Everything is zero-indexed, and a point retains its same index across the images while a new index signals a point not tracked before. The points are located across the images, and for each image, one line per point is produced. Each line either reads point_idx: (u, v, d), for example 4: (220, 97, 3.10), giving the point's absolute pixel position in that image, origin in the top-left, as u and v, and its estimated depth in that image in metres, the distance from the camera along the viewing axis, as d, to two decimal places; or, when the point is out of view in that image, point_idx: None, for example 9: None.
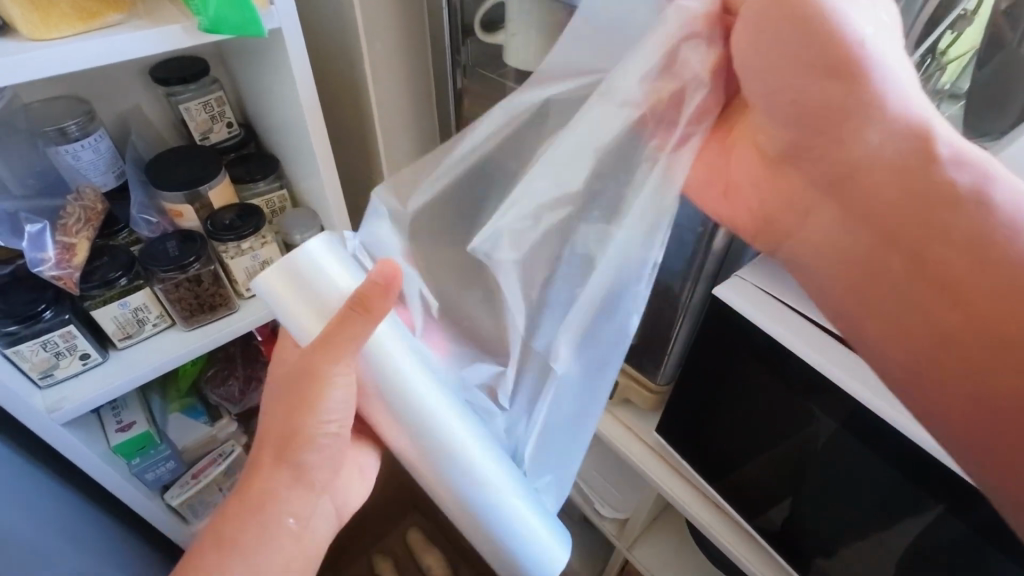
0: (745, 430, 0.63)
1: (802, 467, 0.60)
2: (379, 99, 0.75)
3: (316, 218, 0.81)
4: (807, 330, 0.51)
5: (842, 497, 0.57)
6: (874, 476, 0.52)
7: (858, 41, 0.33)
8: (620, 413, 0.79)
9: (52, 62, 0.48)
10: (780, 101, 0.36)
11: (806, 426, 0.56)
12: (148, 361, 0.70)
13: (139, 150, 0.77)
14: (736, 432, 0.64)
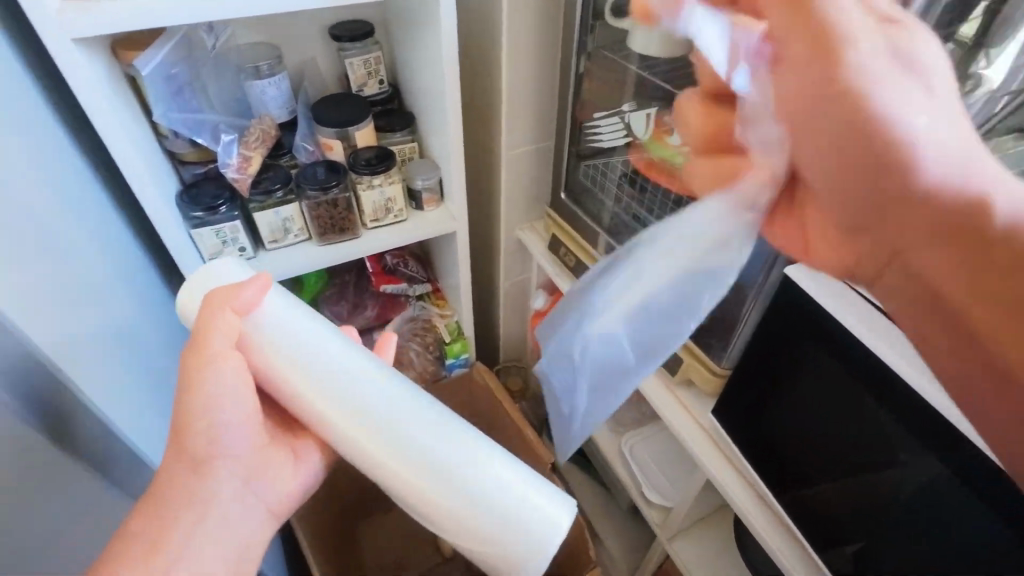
0: (807, 427, 0.64)
1: (857, 468, 0.59)
2: (509, 70, 0.84)
3: (436, 169, 0.92)
4: (880, 323, 0.52)
5: (901, 508, 0.56)
6: (940, 490, 0.51)
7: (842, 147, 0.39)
8: (682, 395, 0.81)
9: (267, 5, 0.62)
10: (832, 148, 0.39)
11: (869, 429, 0.56)
12: (286, 264, 0.84)
13: (308, 93, 0.92)
14: (797, 427, 0.65)
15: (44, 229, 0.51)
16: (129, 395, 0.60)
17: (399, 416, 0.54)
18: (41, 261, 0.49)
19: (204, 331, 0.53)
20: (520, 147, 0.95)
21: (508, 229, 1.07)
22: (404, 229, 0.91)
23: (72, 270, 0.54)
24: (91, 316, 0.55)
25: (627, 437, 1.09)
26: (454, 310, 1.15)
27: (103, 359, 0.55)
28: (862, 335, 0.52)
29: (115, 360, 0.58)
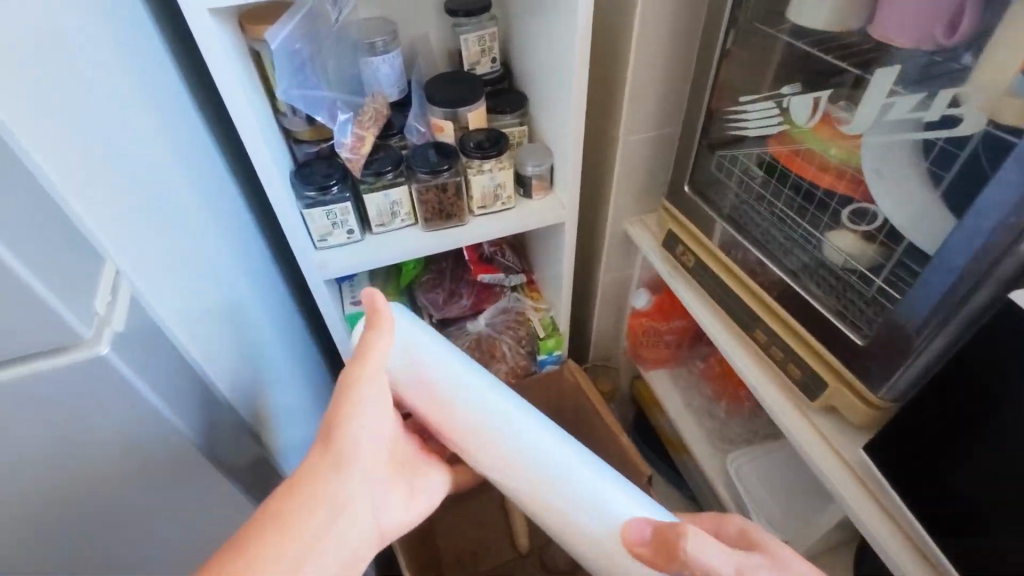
0: (1000, 483, 0.52)
1: None
2: (640, 48, 0.76)
3: (548, 154, 0.86)
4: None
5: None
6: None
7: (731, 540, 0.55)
8: (819, 421, 0.71)
9: None
10: None
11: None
12: (390, 248, 0.82)
13: (420, 72, 0.89)
14: (986, 479, 0.54)
15: (179, 210, 0.50)
16: (255, 380, 0.60)
17: (546, 455, 0.58)
18: (178, 245, 0.48)
19: (370, 347, 0.57)
20: (639, 134, 0.87)
21: (615, 222, 1.00)
22: (511, 218, 0.86)
23: (202, 252, 0.53)
24: (218, 299, 0.54)
25: (732, 455, 1.00)
26: (549, 304, 1.10)
27: (228, 341, 0.54)
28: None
29: (239, 343, 0.57)
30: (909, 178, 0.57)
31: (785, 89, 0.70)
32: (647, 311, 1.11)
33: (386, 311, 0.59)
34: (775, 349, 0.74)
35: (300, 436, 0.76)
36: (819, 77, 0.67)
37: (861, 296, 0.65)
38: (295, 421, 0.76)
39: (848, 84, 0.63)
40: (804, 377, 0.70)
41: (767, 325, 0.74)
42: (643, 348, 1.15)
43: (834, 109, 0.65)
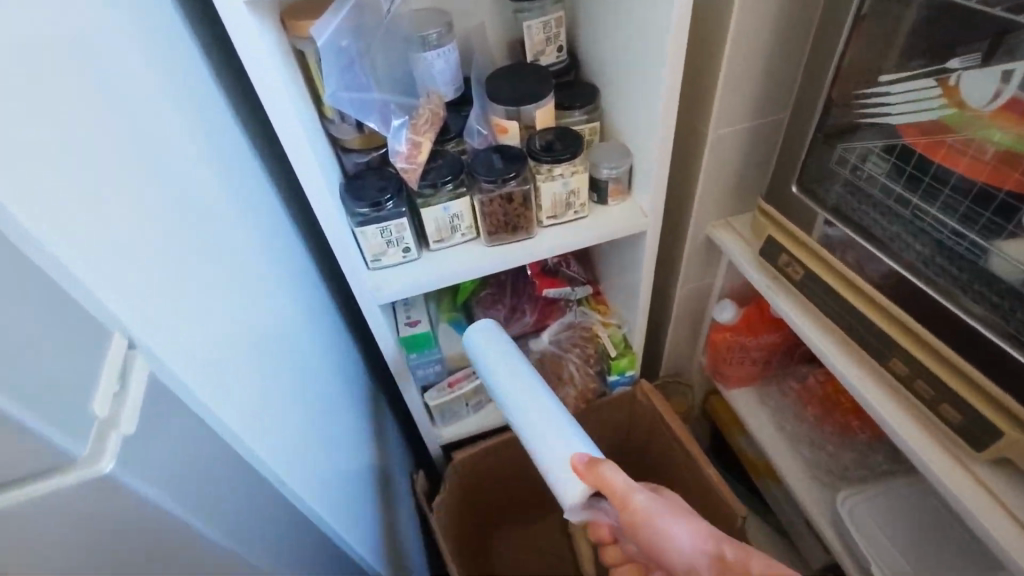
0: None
1: None
2: (741, 23, 0.64)
3: (627, 153, 0.74)
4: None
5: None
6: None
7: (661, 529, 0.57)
8: (985, 474, 0.59)
9: None
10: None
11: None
12: (451, 268, 0.72)
13: (477, 66, 0.79)
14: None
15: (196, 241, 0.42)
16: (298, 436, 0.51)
17: (560, 426, 0.71)
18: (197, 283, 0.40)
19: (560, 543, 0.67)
20: (732, 126, 0.75)
21: (699, 228, 0.88)
22: (585, 229, 0.75)
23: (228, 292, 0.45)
24: (248, 346, 0.47)
25: (843, 494, 0.87)
26: (620, 319, 0.99)
27: (261, 392, 0.46)
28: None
29: (273, 393, 0.49)
30: None
31: (952, 62, 0.54)
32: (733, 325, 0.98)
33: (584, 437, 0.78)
34: (921, 385, 0.63)
35: (359, 484, 0.68)
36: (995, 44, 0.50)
37: None
38: (355, 467, 0.68)
39: None
40: (967, 420, 0.58)
41: (908, 351, 0.63)
42: (727, 365, 1.03)
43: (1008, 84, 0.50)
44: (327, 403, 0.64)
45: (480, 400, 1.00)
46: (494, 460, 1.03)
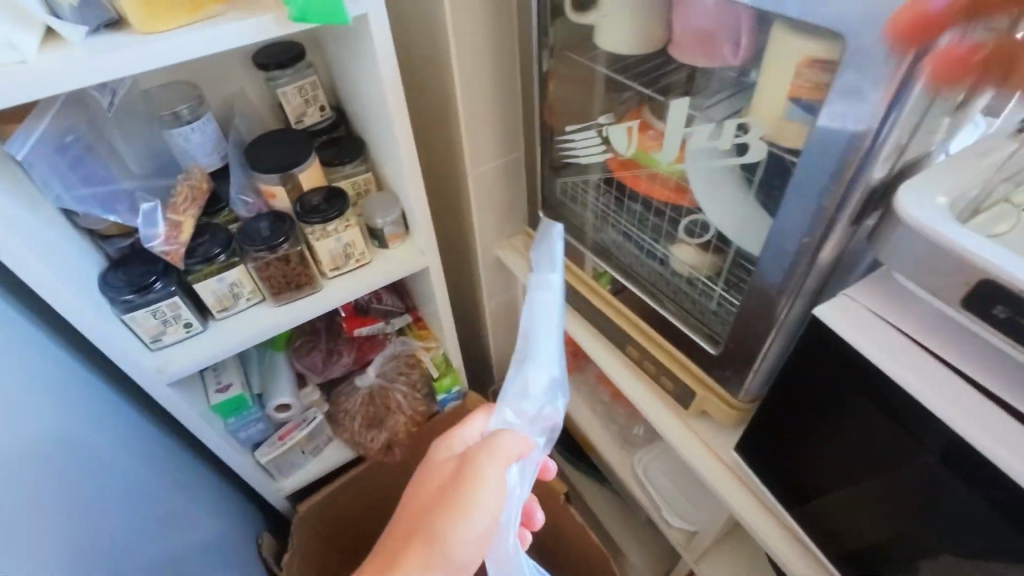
0: (858, 484, 0.53)
1: (916, 527, 0.49)
2: (463, 82, 0.72)
3: (395, 203, 0.81)
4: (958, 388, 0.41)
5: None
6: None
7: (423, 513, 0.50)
8: (697, 426, 0.73)
9: (146, 56, 0.49)
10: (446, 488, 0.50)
11: (959, 514, 0.44)
12: (241, 333, 0.75)
13: (241, 131, 0.81)
14: (840, 476, 0.54)
15: None
16: None
17: (277, 384, 0.94)
18: None
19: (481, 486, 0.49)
20: (486, 163, 0.84)
21: (486, 249, 0.97)
22: (369, 275, 0.81)
23: None
24: None
25: (639, 455, 1.01)
26: (438, 341, 1.05)
27: None
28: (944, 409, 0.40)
29: None
30: (729, 194, 0.57)
31: (598, 119, 0.71)
32: None
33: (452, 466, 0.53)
34: (647, 362, 0.76)
35: (62, 527, 0.55)
36: (625, 99, 0.69)
37: (707, 306, 0.67)
38: (62, 511, 0.56)
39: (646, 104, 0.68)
40: (676, 388, 0.72)
41: (638, 342, 0.75)
42: None
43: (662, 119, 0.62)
44: (59, 447, 0.58)
45: (316, 445, 1.02)
46: (342, 495, 1.06)
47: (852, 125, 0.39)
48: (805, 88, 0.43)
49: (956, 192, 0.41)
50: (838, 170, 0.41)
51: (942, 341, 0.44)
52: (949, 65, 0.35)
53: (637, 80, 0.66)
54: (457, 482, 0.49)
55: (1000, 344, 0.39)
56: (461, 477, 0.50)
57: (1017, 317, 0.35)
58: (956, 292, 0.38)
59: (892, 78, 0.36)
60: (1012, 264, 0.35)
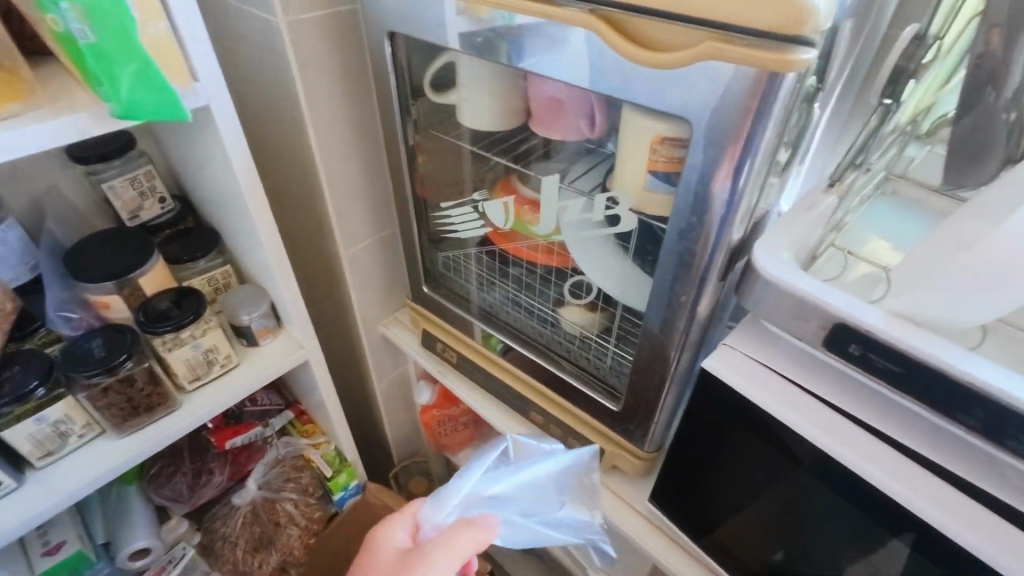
0: (762, 517, 0.55)
1: (830, 553, 0.50)
2: (325, 164, 0.69)
3: (262, 295, 0.73)
4: (827, 417, 0.44)
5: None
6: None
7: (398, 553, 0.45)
8: (610, 481, 0.73)
9: None
10: (399, 560, 0.44)
11: (848, 538, 0.47)
12: (74, 479, 0.61)
13: (57, 236, 0.69)
14: (746, 512, 0.56)
15: None
16: None
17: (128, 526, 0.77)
18: None
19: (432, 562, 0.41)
20: (360, 242, 0.80)
21: (370, 329, 0.92)
22: (238, 380, 0.72)
23: None
24: None
25: None
26: (327, 435, 0.95)
27: None
28: (824, 442, 0.43)
29: None
30: (611, 259, 0.59)
31: (474, 195, 0.70)
32: (435, 402, 1.03)
33: (400, 535, 0.47)
34: (553, 426, 0.75)
35: None
36: (490, 166, 0.70)
37: (601, 362, 0.69)
38: None
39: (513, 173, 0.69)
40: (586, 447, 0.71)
41: (542, 406, 0.75)
42: (444, 437, 1.07)
43: (533, 192, 0.64)
44: None
45: None
46: None
47: (706, 197, 0.43)
48: (660, 162, 0.47)
49: (798, 245, 0.47)
50: (701, 234, 0.45)
51: (814, 376, 0.47)
52: (777, 141, 0.40)
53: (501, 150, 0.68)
54: (398, 573, 0.41)
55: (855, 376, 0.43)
56: (419, 557, 0.42)
57: (869, 352, 0.40)
58: (816, 334, 0.42)
59: (735, 153, 0.40)
60: (855, 309, 0.40)
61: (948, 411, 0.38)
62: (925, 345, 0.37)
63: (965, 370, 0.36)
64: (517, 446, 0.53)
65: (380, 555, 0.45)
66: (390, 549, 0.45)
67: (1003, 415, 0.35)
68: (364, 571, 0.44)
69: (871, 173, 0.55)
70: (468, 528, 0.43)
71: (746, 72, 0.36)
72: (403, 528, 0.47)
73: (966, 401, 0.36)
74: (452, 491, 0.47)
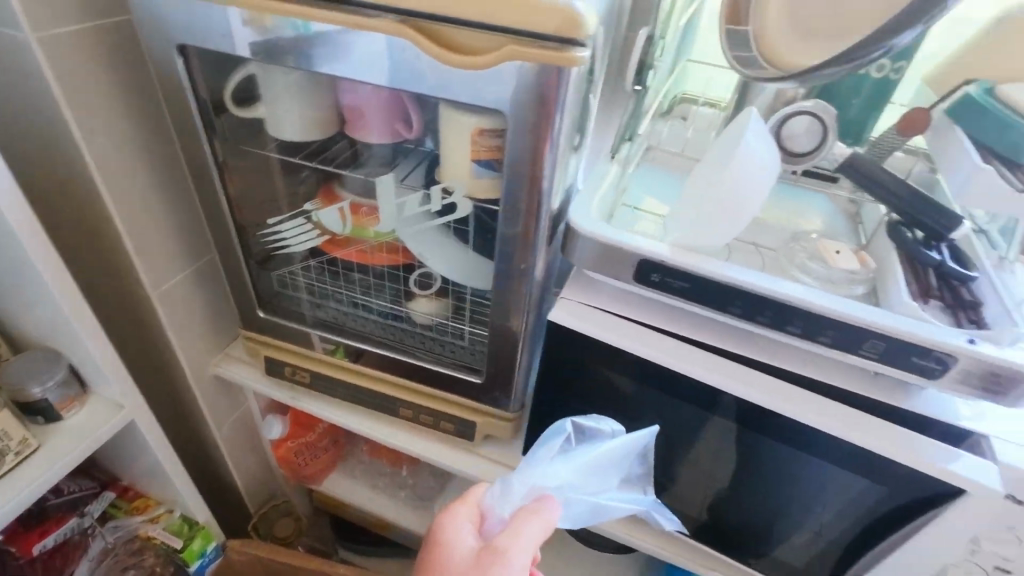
0: None
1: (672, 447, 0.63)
2: (114, 197, 0.61)
3: (58, 359, 0.62)
4: (647, 335, 0.56)
5: (725, 478, 0.61)
6: (766, 454, 0.56)
7: (467, 544, 0.47)
8: (488, 450, 0.78)
9: None
10: (470, 553, 0.45)
11: (681, 428, 0.60)
12: None
13: None
14: None
15: None
16: None
17: None
18: None
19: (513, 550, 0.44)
20: (171, 278, 0.72)
21: (200, 371, 0.83)
22: (44, 465, 0.60)
23: None
24: None
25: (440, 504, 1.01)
26: (167, 504, 0.83)
27: None
28: (650, 354, 0.55)
29: None
30: (453, 245, 0.64)
31: (306, 207, 0.69)
32: (289, 432, 0.97)
33: (467, 526, 0.49)
34: (423, 416, 0.77)
35: None
36: (303, 177, 0.69)
37: (457, 343, 0.73)
38: None
39: (330, 180, 0.69)
40: (458, 425, 0.76)
41: (410, 400, 0.77)
42: (303, 468, 1.01)
43: (361, 193, 0.66)
44: None
45: None
46: None
47: (529, 174, 0.51)
48: (482, 152, 0.54)
49: (600, 203, 0.58)
50: (529, 207, 0.53)
51: (632, 307, 0.59)
52: (572, 121, 0.50)
53: (315, 166, 0.67)
54: (484, 563, 0.44)
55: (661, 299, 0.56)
56: (498, 546, 0.45)
57: (666, 277, 0.52)
58: (627, 271, 0.54)
59: (544, 134, 0.48)
60: (650, 246, 0.52)
61: (721, 306, 0.52)
62: (700, 263, 0.51)
63: (726, 274, 0.50)
64: (578, 431, 0.57)
65: (448, 546, 0.46)
66: (457, 540, 0.47)
67: (756, 299, 0.50)
68: (436, 560, 0.45)
69: (637, 144, 0.70)
70: (540, 517, 0.47)
71: (545, 69, 0.44)
72: (468, 518, 0.49)
73: (731, 295, 0.50)
74: (515, 482, 0.51)
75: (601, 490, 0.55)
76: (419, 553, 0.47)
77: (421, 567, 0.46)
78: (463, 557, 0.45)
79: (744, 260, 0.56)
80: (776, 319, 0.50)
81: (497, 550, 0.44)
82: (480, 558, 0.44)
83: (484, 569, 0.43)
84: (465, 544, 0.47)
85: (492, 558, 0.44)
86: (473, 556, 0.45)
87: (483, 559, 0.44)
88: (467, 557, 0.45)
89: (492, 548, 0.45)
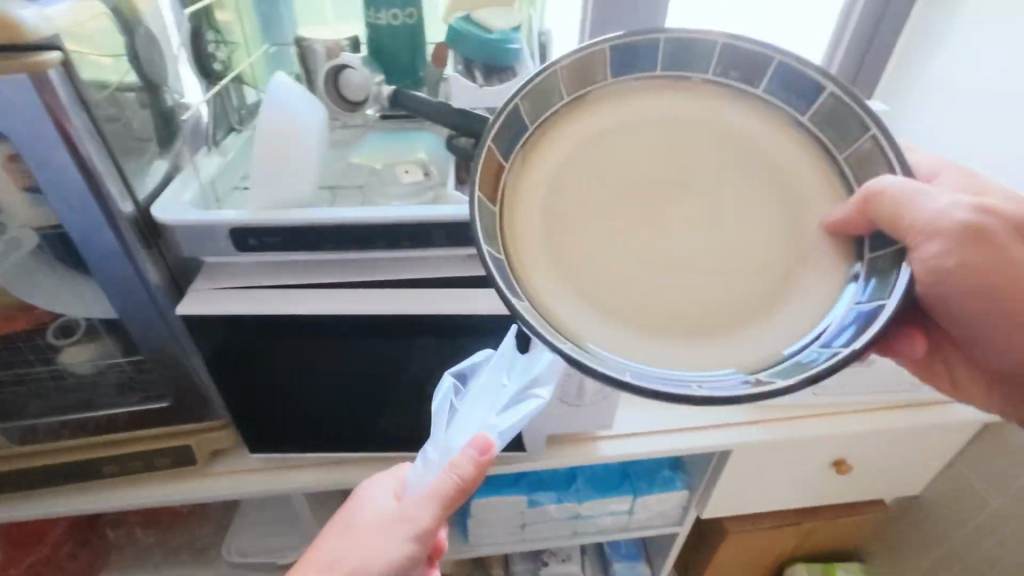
0: (315, 397, 0.66)
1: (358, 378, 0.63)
2: None
3: None
4: (286, 290, 0.56)
5: (422, 386, 0.65)
6: (426, 347, 0.60)
7: (382, 504, 0.48)
8: (219, 467, 0.74)
9: None
10: (377, 506, 0.48)
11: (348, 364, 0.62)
12: None
13: None
14: (303, 399, 0.66)
15: None
16: None
17: None
18: None
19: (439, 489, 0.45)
20: None
21: None
22: None
23: None
24: None
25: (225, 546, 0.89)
26: None
27: None
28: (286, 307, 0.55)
29: None
30: (46, 287, 0.58)
31: None
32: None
33: (392, 482, 0.51)
34: (129, 466, 0.71)
35: None
36: None
37: (130, 382, 0.69)
38: None
39: None
40: (172, 457, 0.71)
41: (108, 456, 0.70)
42: None
43: None
44: None
45: None
46: None
47: (73, 189, 0.46)
48: (23, 178, 0.50)
49: (192, 199, 0.56)
50: (98, 221, 0.48)
51: (268, 272, 0.58)
52: (97, 122, 0.46)
53: None
54: (404, 522, 0.46)
55: (280, 257, 0.57)
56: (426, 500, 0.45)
57: (257, 237, 0.54)
58: (225, 243, 0.54)
59: (60, 139, 0.43)
60: (231, 216, 0.53)
61: (319, 244, 0.55)
62: (283, 215, 0.53)
63: (310, 214, 0.53)
64: (460, 378, 0.59)
65: (363, 510, 0.49)
66: (373, 504, 0.48)
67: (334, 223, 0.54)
68: (343, 525, 0.48)
69: (246, 134, 0.68)
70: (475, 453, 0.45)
71: (18, 84, 0.41)
72: (392, 478, 0.52)
73: (315, 236, 0.54)
74: (433, 446, 0.51)
75: (494, 404, 0.53)
76: (336, 513, 0.50)
77: (326, 534, 0.49)
78: (373, 513, 0.48)
79: (345, 199, 0.60)
80: (356, 239, 0.54)
81: (410, 510, 0.46)
82: (393, 517, 0.46)
83: (404, 529, 0.45)
84: (381, 506, 0.48)
85: (410, 516, 0.46)
86: (383, 519, 0.47)
87: (403, 519, 0.46)
88: (398, 516, 0.46)
89: (418, 509, 0.45)
